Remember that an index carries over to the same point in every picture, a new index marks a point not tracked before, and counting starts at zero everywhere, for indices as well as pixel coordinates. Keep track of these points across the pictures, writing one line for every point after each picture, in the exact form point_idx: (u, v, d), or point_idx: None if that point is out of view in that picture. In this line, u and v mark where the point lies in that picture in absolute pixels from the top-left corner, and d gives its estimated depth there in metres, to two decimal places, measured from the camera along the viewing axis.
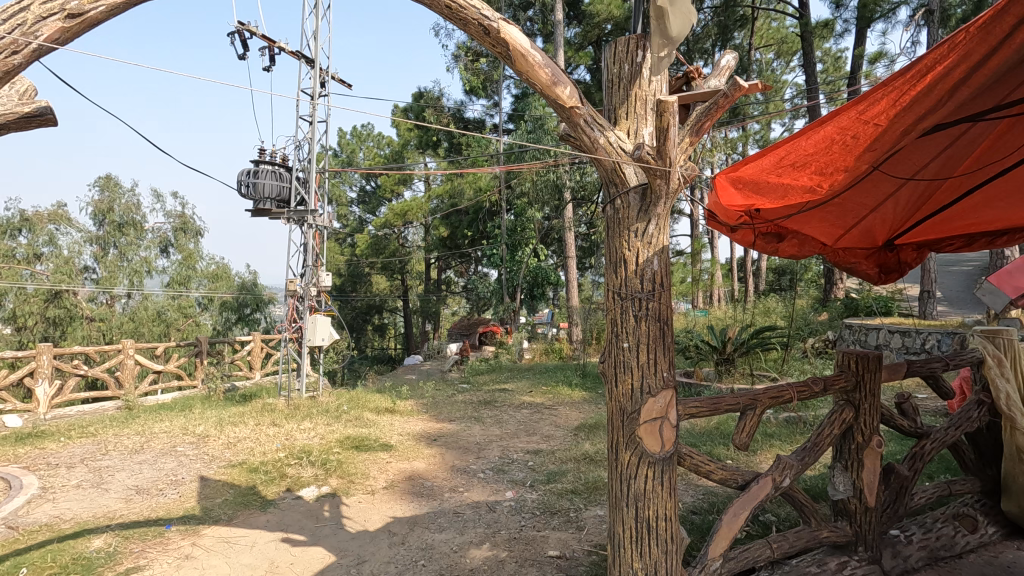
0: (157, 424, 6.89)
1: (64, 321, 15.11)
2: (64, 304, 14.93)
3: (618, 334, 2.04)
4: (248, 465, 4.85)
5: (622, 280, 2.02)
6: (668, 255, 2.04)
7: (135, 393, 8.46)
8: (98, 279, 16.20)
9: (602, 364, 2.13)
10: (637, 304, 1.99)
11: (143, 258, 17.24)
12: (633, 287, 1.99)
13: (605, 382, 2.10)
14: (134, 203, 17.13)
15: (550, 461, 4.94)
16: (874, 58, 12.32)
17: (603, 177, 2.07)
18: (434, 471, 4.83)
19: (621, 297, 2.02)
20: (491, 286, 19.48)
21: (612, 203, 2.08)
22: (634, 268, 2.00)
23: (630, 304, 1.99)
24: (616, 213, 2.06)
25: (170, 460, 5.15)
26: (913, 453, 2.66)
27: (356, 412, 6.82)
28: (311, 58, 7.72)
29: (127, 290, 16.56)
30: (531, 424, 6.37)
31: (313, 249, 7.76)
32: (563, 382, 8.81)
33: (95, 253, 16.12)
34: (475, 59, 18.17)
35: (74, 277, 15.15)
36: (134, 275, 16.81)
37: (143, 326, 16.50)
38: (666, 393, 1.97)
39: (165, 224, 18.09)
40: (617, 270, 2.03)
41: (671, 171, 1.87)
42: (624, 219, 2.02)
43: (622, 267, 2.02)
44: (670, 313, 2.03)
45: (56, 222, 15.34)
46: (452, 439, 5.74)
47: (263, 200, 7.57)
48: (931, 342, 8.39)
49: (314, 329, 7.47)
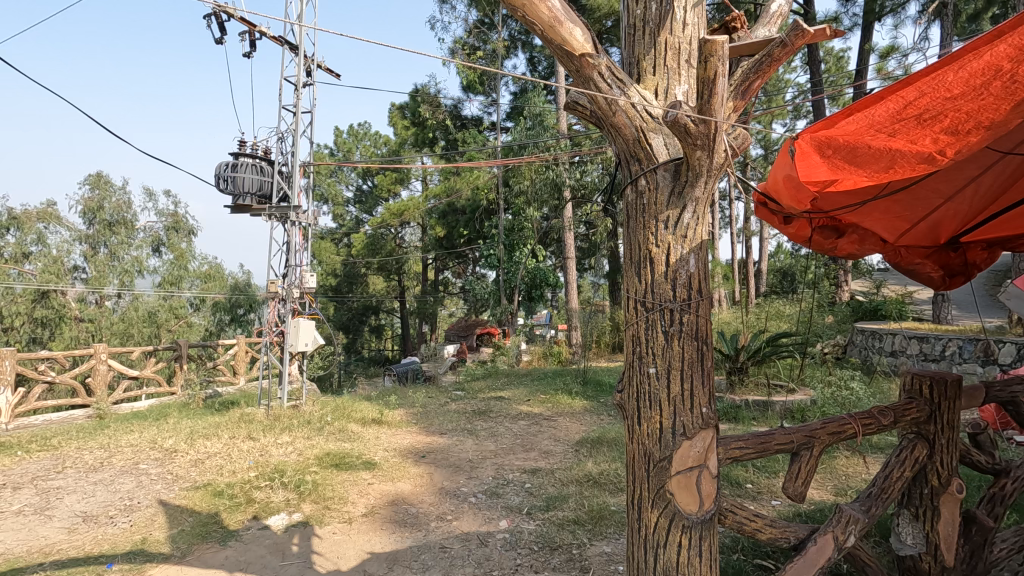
0: (126, 436, 6.39)
1: (53, 322, 14.71)
2: (53, 304, 14.49)
3: (641, 356, 1.55)
4: (213, 488, 4.35)
5: (649, 282, 1.54)
6: (707, 252, 1.56)
7: (107, 400, 7.94)
8: (87, 279, 15.71)
9: (619, 395, 1.67)
10: (667, 317, 1.52)
11: (134, 257, 16.74)
12: (661, 292, 1.52)
13: (625, 418, 1.62)
14: (125, 201, 16.66)
15: (550, 483, 4.45)
16: (883, 55, 11.92)
17: (622, 153, 1.61)
18: (420, 494, 4.35)
19: (645, 308, 1.55)
20: (489, 288, 18.98)
21: (633, 184, 1.59)
22: (663, 267, 1.52)
23: (657, 317, 1.52)
24: (638, 197, 1.59)
25: (129, 481, 4.66)
26: (991, 495, 2.19)
27: (340, 424, 6.34)
28: (295, 44, 7.24)
29: (117, 290, 16.08)
30: (529, 438, 5.89)
31: (296, 248, 7.23)
32: (562, 390, 8.33)
33: (85, 252, 15.67)
34: (472, 54, 17.78)
35: (62, 277, 14.73)
36: (124, 275, 16.29)
37: (134, 327, 16.05)
38: (706, 436, 1.51)
39: (157, 223, 17.66)
40: (641, 271, 1.56)
41: (715, 140, 1.39)
42: (651, 204, 1.54)
43: (647, 267, 1.55)
44: (709, 328, 1.55)
45: (45, 221, 14.95)
46: (442, 456, 5.26)
47: (243, 195, 7.08)
48: (952, 349, 7.99)
49: (296, 335, 7.01)
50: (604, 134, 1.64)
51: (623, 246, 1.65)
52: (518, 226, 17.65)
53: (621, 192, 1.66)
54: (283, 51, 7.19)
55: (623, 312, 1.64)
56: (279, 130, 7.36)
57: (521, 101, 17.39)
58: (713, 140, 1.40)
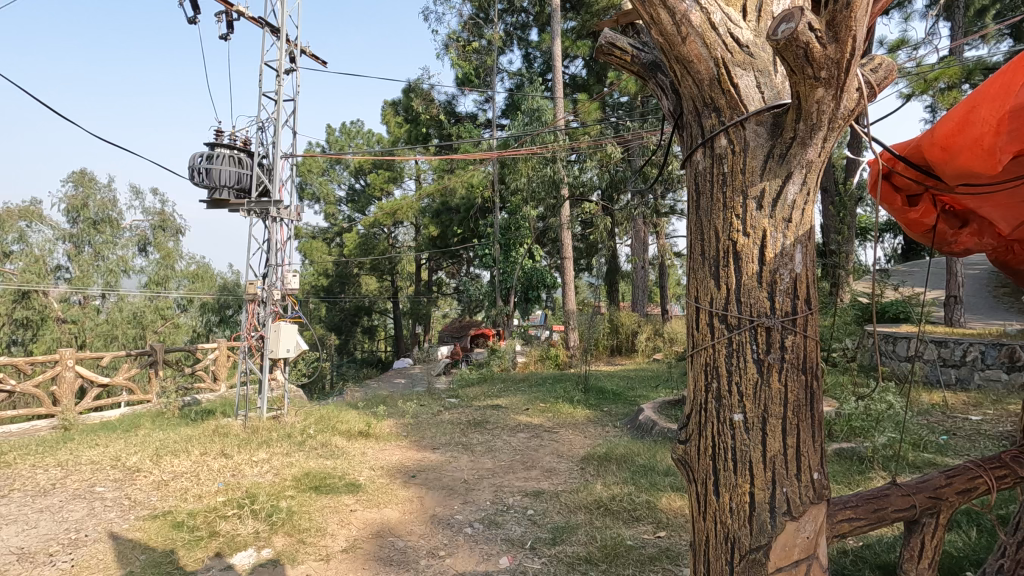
0: (89, 451, 5.85)
1: (34, 323, 14.50)
2: (34, 305, 14.22)
3: (727, 401, 1.53)
4: (172, 518, 3.82)
5: (736, 294, 1.53)
6: (811, 245, 1.55)
7: (74, 410, 7.40)
8: (71, 279, 15.36)
9: (685, 449, 1.65)
10: (761, 345, 1.50)
11: (120, 257, 16.31)
12: (752, 300, 1.51)
13: (704, 485, 1.58)
14: (110, 200, 16.20)
15: (556, 510, 3.95)
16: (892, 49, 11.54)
17: (697, 99, 1.60)
18: (408, 524, 3.84)
19: (729, 328, 1.54)
20: (484, 288, 18.62)
21: (717, 138, 1.57)
22: (756, 275, 1.51)
23: (746, 333, 1.51)
24: (719, 162, 1.57)
25: (79, 508, 4.12)
26: None
27: (324, 438, 5.83)
28: (276, 27, 6.73)
29: (102, 290, 15.58)
30: (529, 453, 5.40)
31: (277, 245, 6.69)
32: (563, 398, 7.82)
33: (68, 251, 15.27)
34: (466, 48, 17.37)
35: (44, 276, 14.46)
36: (109, 275, 15.88)
37: (119, 328, 15.60)
38: (806, 494, 1.48)
39: (144, 221, 17.25)
40: (721, 277, 1.56)
41: (839, 79, 1.34)
42: (740, 173, 1.53)
43: (734, 266, 1.54)
44: (814, 361, 1.54)
45: (28, 219, 14.71)
46: (434, 476, 4.75)
47: (219, 188, 6.54)
48: (972, 355, 7.58)
49: (277, 340, 6.48)
50: (675, 75, 1.62)
51: (698, 240, 1.64)
52: (513, 225, 17.39)
53: (691, 152, 1.67)
54: (263, 34, 6.68)
55: (700, 330, 1.62)
56: (260, 119, 6.83)
57: (518, 97, 16.99)
58: (840, 71, 1.33)
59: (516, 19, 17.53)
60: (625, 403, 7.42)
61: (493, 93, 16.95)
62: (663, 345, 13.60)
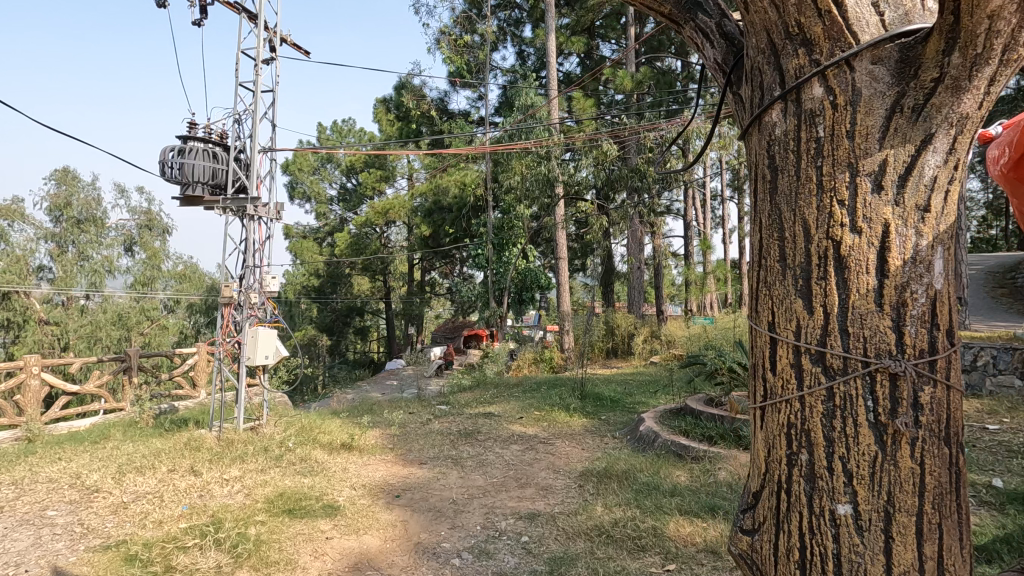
0: (49, 466, 5.44)
1: (16, 323, 14.03)
2: (13, 306, 13.84)
3: (835, 479, 1.36)
4: (125, 550, 3.42)
5: (842, 322, 1.37)
6: (949, 269, 1.38)
7: (40, 420, 6.98)
8: (54, 279, 14.95)
9: (760, 531, 1.51)
10: (883, 405, 1.33)
11: (105, 257, 15.90)
12: (871, 327, 1.34)
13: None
14: (94, 198, 15.78)
15: (553, 538, 3.58)
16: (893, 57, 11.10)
17: (775, 31, 1.43)
18: (390, 553, 3.47)
19: (831, 372, 1.38)
20: (477, 289, 18.31)
21: (819, 89, 1.38)
22: (874, 298, 1.34)
23: (861, 379, 1.35)
24: (814, 129, 1.40)
25: (25, 537, 3.72)
26: None
27: (304, 451, 5.44)
28: (253, 12, 6.33)
29: (85, 290, 15.22)
30: (523, 469, 5.03)
31: (255, 246, 6.30)
32: (558, 405, 7.47)
33: (50, 251, 14.79)
34: (458, 43, 17.03)
35: (24, 277, 13.95)
36: (93, 275, 15.46)
37: (103, 330, 15.09)
38: None
39: (130, 221, 16.84)
40: (815, 295, 1.40)
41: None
42: (850, 144, 1.35)
43: (837, 279, 1.37)
44: (957, 428, 1.37)
45: (9, 218, 14.18)
46: (420, 496, 4.37)
47: (192, 184, 6.12)
48: (985, 359, 7.28)
49: (254, 346, 6.07)
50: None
51: (781, 246, 1.47)
52: (507, 224, 17.23)
53: (764, 111, 1.50)
54: (239, 20, 6.27)
55: (786, 363, 1.46)
56: (236, 111, 6.42)
57: (511, 94, 16.67)
58: None
59: (508, 15, 17.26)
60: (623, 411, 7.07)
61: (486, 90, 16.64)
62: (660, 347, 13.19)
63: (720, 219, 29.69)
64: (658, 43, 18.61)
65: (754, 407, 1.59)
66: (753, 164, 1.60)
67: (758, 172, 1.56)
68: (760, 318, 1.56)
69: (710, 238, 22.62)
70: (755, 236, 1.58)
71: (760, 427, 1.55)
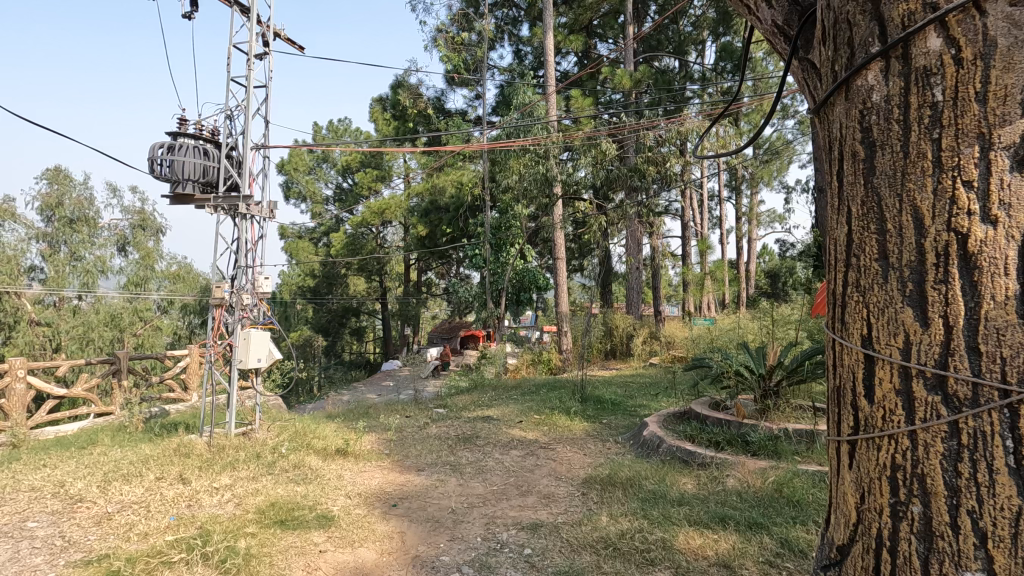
0: (32, 473, 5.25)
1: (7, 325, 13.69)
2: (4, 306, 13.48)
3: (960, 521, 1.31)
4: (107, 565, 3.24)
5: (970, 340, 1.31)
6: None
7: (25, 425, 6.79)
8: (46, 279, 14.79)
9: (855, 562, 1.52)
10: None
11: (97, 257, 15.79)
12: (1013, 344, 1.27)
13: None
14: (87, 198, 15.66)
15: (556, 550, 3.43)
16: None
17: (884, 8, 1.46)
18: (386, 568, 3.32)
19: (967, 401, 1.31)
20: (474, 289, 18.17)
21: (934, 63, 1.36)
22: (1015, 309, 1.28)
23: (999, 413, 1.27)
24: (930, 91, 1.37)
25: (3, 551, 3.54)
26: None
27: (297, 458, 5.27)
28: (246, 5, 6.16)
29: (77, 291, 15.05)
30: (524, 476, 4.87)
31: (247, 246, 6.13)
32: (558, 409, 7.32)
33: (41, 251, 14.71)
34: (455, 40, 16.89)
35: (15, 277, 13.61)
36: (85, 275, 15.33)
37: (95, 331, 14.85)
38: None
39: (123, 220, 16.71)
40: (932, 304, 1.37)
41: None
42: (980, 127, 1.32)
43: (964, 284, 1.33)
44: None
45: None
46: (417, 505, 4.21)
47: (182, 182, 5.94)
48: None
49: (246, 349, 5.90)
50: None
51: (887, 245, 1.45)
52: (504, 224, 17.08)
53: (857, 70, 1.50)
54: (231, 14, 6.11)
55: (890, 393, 1.44)
56: (227, 107, 6.24)
57: (508, 92, 16.51)
58: None
59: (506, 13, 17.12)
60: (625, 414, 6.92)
61: (483, 89, 16.52)
62: (660, 349, 13.00)
63: (717, 219, 29.63)
64: (655, 42, 18.48)
65: (845, 440, 1.59)
66: (842, 140, 1.59)
67: (855, 155, 1.54)
68: (851, 334, 1.56)
69: (708, 238, 22.56)
70: (849, 232, 1.57)
71: (850, 468, 1.56)
